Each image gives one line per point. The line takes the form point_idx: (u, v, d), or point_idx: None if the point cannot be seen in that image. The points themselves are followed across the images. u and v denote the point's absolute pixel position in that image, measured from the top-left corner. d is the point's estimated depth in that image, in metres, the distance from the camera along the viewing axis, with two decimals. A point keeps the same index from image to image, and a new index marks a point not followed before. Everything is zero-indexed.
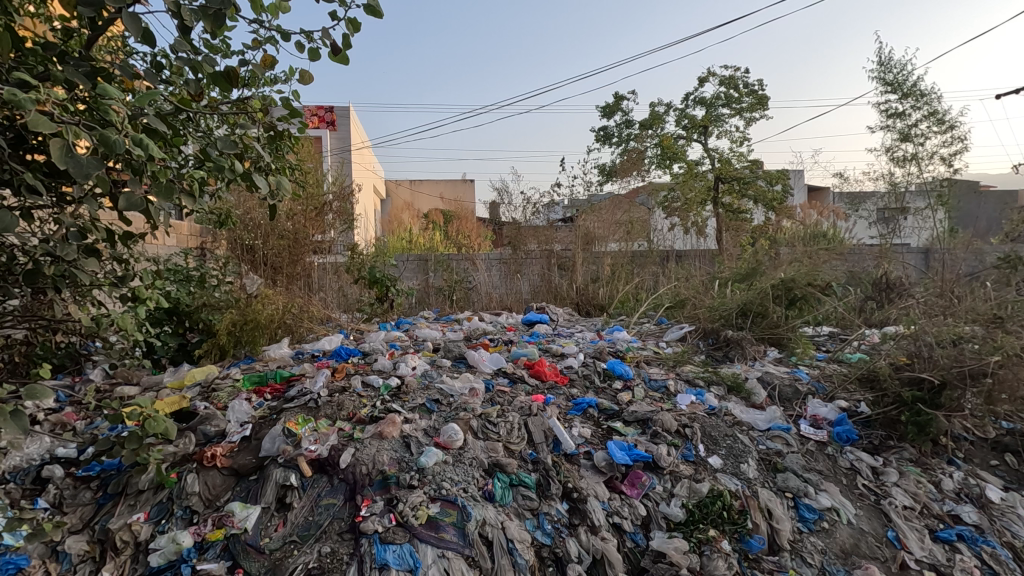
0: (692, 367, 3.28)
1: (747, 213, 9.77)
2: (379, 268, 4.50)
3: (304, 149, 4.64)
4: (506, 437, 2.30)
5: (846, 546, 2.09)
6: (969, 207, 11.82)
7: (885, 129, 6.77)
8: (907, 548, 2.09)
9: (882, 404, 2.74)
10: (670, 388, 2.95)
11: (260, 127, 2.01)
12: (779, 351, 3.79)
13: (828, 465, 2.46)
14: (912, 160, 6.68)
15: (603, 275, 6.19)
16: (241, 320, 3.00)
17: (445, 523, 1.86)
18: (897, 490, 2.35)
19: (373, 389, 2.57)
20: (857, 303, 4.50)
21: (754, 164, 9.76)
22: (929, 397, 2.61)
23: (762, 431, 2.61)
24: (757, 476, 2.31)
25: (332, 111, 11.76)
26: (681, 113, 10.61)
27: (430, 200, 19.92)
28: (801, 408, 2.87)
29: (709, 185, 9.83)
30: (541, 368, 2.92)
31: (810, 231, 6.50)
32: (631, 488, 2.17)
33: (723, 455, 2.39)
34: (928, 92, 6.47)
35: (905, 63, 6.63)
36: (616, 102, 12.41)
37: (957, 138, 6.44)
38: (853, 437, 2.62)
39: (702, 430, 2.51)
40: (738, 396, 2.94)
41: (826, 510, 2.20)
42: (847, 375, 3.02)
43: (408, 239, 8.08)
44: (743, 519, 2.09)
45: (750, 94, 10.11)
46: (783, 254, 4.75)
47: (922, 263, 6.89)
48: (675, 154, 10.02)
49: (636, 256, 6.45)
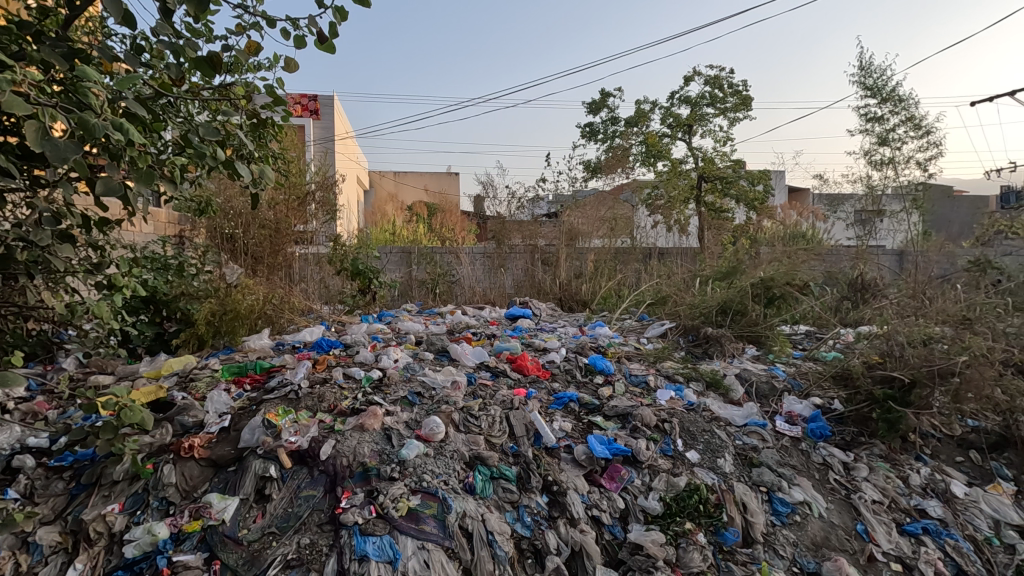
0: (672, 363, 3.30)
1: (729, 211, 9.88)
2: (362, 260, 4.52)
3: (287, 138, 4.57)
4: (488, 430, 2.31)
5: (818, 539, 2.14)
6: (944, 212, 12.11)
7: (864, 133, 6.91)
8: (875, 542, 2.15)
9: (855, 401, 2.81)
10: (650, 384, 2.97)
11: (243, 115, 1.97)
12: (756, 349, 3.85)
13: (802, 461, 2.51)
14: (889, 164, 6.98)
15: (586, 271, 6.23)
16: (220, 310, 2.93)
17: (425, 515, 1.87)
18: (866, 485, 2.41)
19: (354, 380, 2.56)
20: (834, 302, 4.60)
21: (737, 163, 9.89)
22: (900, 395, 2.68)
23: (739, 427, 2.65)
24: (733, 471, 2.35)
25: (316, 99, 11.52)
26: (667, 111, 10.69)
27: (414, 193, 19.75)
28: (777, 404, 2.92)
29: (692, 183, 9.96)
30: (523, 362, 2.93)
31: (790, 232, 6.62)
32: (610, 482, 2.18)
33: (701, 449, 2.43)
34: (907, 97, 6.61)
35: (885, 67, 6.76)
36: (602, 98, 12.40)
37: (932, 144, 6.60)
38: (826, 433, 2.69)
39: (681, 425, 2.54)
40: (717, 392, 2.97)
41: (799, 504, 2.25)
42: (821, 373, 3.08)
43: (391, 232, 8.06)
44: (719, 512, 2.13)
45: (734, 95, 10.20)
46: (763, 253, 4.83)
47: (896, 264, 7.07)
48: (660, 152, 10.13)
49: (619, 252, 6.50)
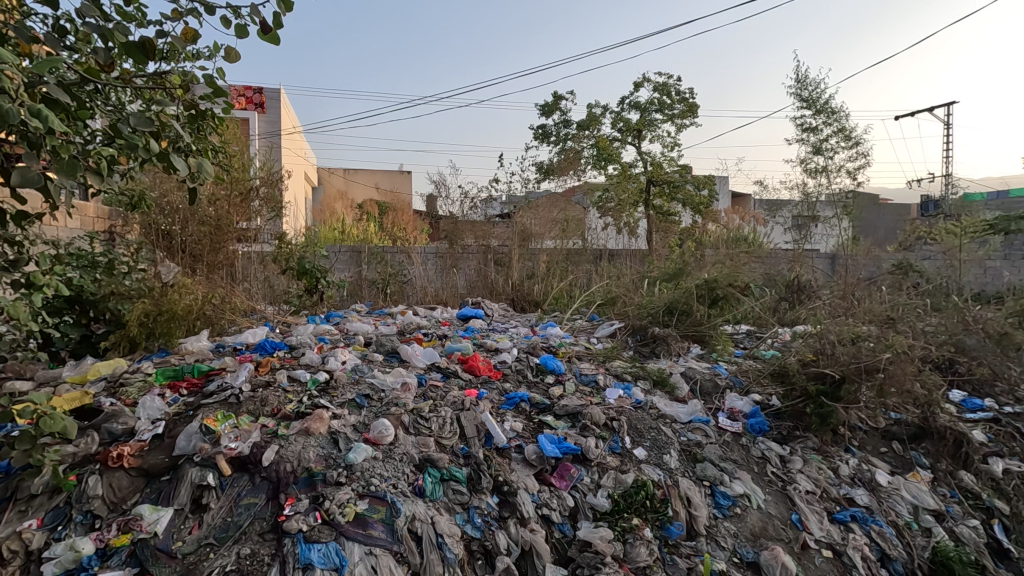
0: (621, 363, 3.37)
1: (676, 215, 10.19)
2: (309, 259, 4.39)
3: (229, 130, 4.38)
4: (438, 432, 2.29)
5: (756, 530, 2.23)
6: (871, 218, 12.92)
7: (800, 142, 7.28)
8: (808, 530, 2.26)
9: (791, 397, 2.95)
10: (600, 383, 3.02)
11: (179, 105, 1.87)
12: (701, 348, 3.98)
13: (742, 455, 2.62)
14: (822, 172, 7.38)
15: (538, 271, 6.27)
16: (154, 311, 2.77)
17: (373, 520, 1.83)
18: (800, 476, 2.54)
19: (299, 383, 2.48)
20: (772, 302, 4.81)
21: (683, 168, 10.22)
22: (831, 390, 2.83)
23: (684, 424, 2.74)
24: (678, 466, 2.42)
25: (261, 92, 11.11)
26: (617, 116, 10.92)
27: (365, 191, 19.35)
28: (719, 401, 3.03)
29: (641, 187, 10.20)
30: (474, 363, 2.92)
31: (732, 235, 6.90)
32: (560, 480, 2.21)
33: (647, 446, 2.49)
34: (838, 109, 7.01)
35: (819, 81, 7.15)
36: (555, 101, 12.52)
37: (861, 154, 7.03)
38: (764, 428, 2.81)
39: (628, 422, 2.59)
40: (663, 390, 3.06)
41: (739, 497, 2.34)
42: (760, 370, 3.22)
43: (340, 231, 7.87)
44: (664, 507, 2.19)
45: (681, 102, 10.53)
46: (707, 255, 5.01)
47: (828, 267, 7.48)
48: (610, 155, 10.33)
49: (571, 254, 6.58)
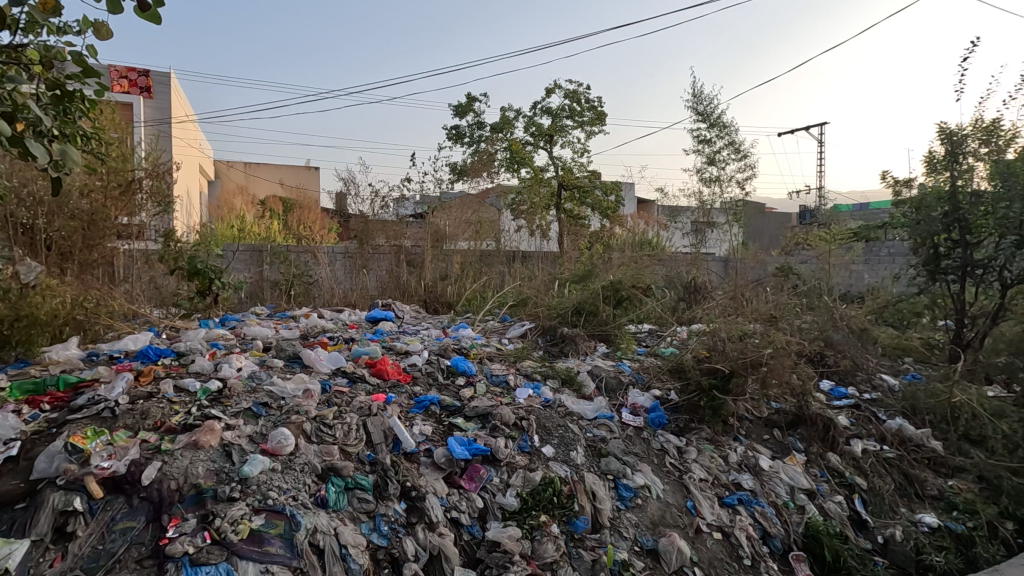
0: (531, 363, 3.42)
1: (585, 219, 10.54)
2: (202, 258, 4.07)
3: (105, 115, 3.92)
4: (343, 440, 2.20)
5: (655, 518, 2.35)
6: (759, 225, 14.11)
7: (696, 153, 7.80)
8: (701, 516, 2.42)
9: (687, 391, 3.15)
10: (510, 383, 3.05)
11: (40, 84, 1.66)
12: (607, 346, 4.14)
13: (644, 448, 2.75)
14: (716, 182, 7.96)
15: (451, 273, 6.22)
16: (12, 316, 2.42)
17: (270, 536, 1.72)
18: (695, 465, 2.71)
19: (187, 393, 2.28)
20: (672, 303, 5.11)
21: (593, 174, 10.60)
22: (722, 383, 3.05)
23: (590, 420, 2.83)
24: (584, 462, 2.50)
25: (147, 76, 10.15)
26: (530, 120, 11.11)
27: (268, 187, 18.26)
28: (623, 398, 3.16)
29: (553, 190, 10.45)
30: (383, 367, 2.84)
31: (637, 239, 7.24)
32: (469, 482, 2.20)
33: (555, 444, 2.55)
34: (729, 124, 7.60)
35: (713, 97, 7.71)
36: (468, 102, 12.51)
37: (748, 166, 7.66)
38: (663, 421, 2.97)
39: (537, 421, 2.64)
40: (571, 389, 3.15)
41: (640, 488, 2.46)
42: (660, 367, 3.40)
43: (239, 228, 7.36)
44: (571, 502, 2.25)
45: (590, 110, 10.93)
46: (613, 258, 5.26)
47: (721, 270, 8.07)
48: (523, 159, 10.49)
49: (484, 255, 6.60)
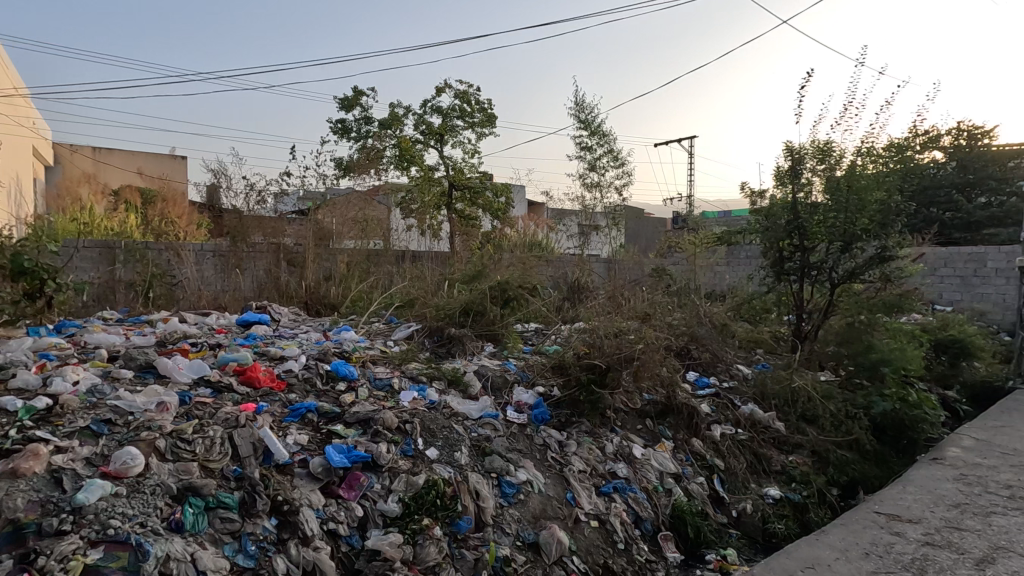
0: (416, 364, 3.37)
1: (477, 220, 10.60)
2: (31, 256, 3.51)
3: None
4: (204, 455, 2.01)
5: (537, 512, 2.42)
6: (637, 228, 15.11)
7: (579, 158, 8.17)
8: (580, 506, 2.53)
9: (568, 387, 3.27)
10: (394, 386, 2.98)
11: None
12: (494, 346, 4.19)
13: (527, 444, 2.81)
14: (596, 187, 8.39)
15: (336, 273, 5.94)
16: None
17: (110, 570, 1.52)
18: (574, 457, 2.83)
19: (5, 414, 1.96)
20: (557, 302, 5.30)
21: (483, 175, 10.69)
22: (599, 378, 3.23)
23: (475, 420, 2.85)
24: (468, 462, 2.51)
25: None
26: (420, 118, 10.95)
27: (122, 176, 16.24)
28: (508, 396, 3.22)
29: (444, 190, 10.38)
30: (253, 374, 2.65)
31: (527, 241, 7.42)
32: (348, 491, 2.12)
33: (439, 446, 2.53)
34: (608, 133, 8.06)
35: (594, 107, 8.13)
36: (355, 96, 12.05)
37: (626, 174, 8.17)
38: (546, 417, 3.07)
39: (421, 424, 2.60)
40: (457, 389, 3.14)
41: (522, 483, 2.52)
42: (544, 364, 3.51)
43: (83, 222, 6.46)
44: (454, 503, 2.23)
45: (481, 111, 11.02)
46: (500, 258, 5.37)
47: (603, 271, 8.52)
48: (413, 157, 10.31)
49: (371, 255, 6.38)
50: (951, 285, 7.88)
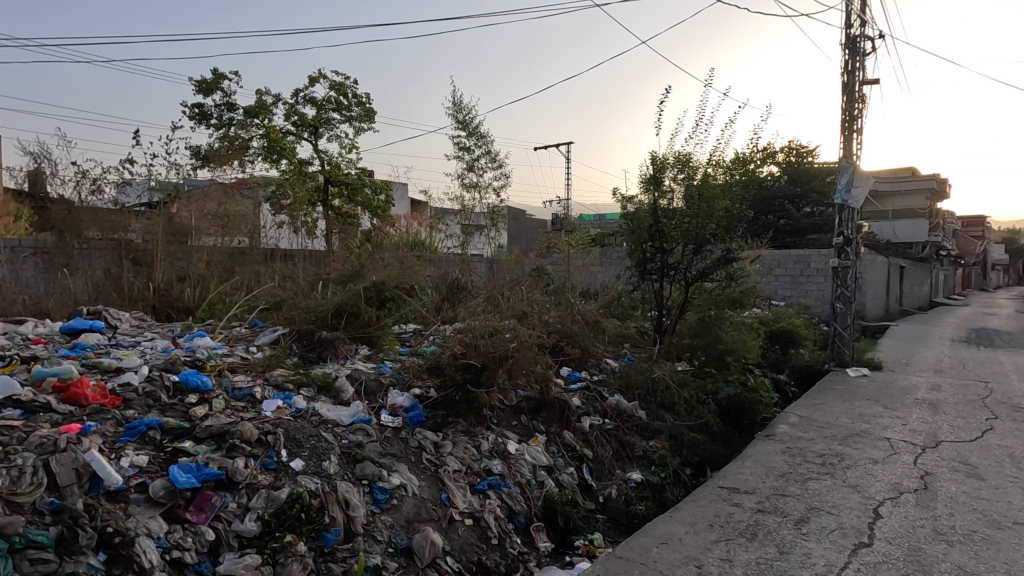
0: (282, 371, 3.15)
1: (355, 217, 10.19)
2: None
3: None
4: (9, 489, 1.72)
5: (410, 516, 2.38)
6: (518, 229, 15.49)
7: (457, 158, 8.19)
8: (454, 505, 2.54)
9: (445, 387, 3.27)
10: (256, 396, 2.76)
11: None
12: (369, 348, 4.06)
13: (401, 447, 2.76)
14: (474, 188, 8.47)
15: (192, 273, 5.37)
16: None
17: None
18: (450, 457, 2.82)
19: None
20: (436, 303, 5.26)
21: (361, 171, 10.31)
22: (475, 377, 3.26)
23: (346, 426, 2.73)
24: (337, 471, 2.39)
25: None
26: (291, 108, 10.28)
27: None
28: (382, 399, 3.13)
29: (318, 186, 9.84)
30: (80, 391, 2.31)
31: (408, 240, 7.27)
32: (197, 514, 1.92)
33: (306, 456, 2.39)
34: (486, 135, 8.16)
35: (471, 108, 8.19)
36: (216, 79, 11.00)
37: (504, 176, 8.34)
38: (421, 419, 3.03)
39: (285, 434, 2.44)
40: (327, 395, 3.00)
41: (396, 488, 2.46)
42: (420, 365, 3.47)
43: None
44: (321, 515, 2.12)
45: (358, 105, 10.61)
46: (378, 258, 5.19)
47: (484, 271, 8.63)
48: (283, 149, 9.67)
49: (234, 253, 5.86)
50: (783, 283, 9.07)
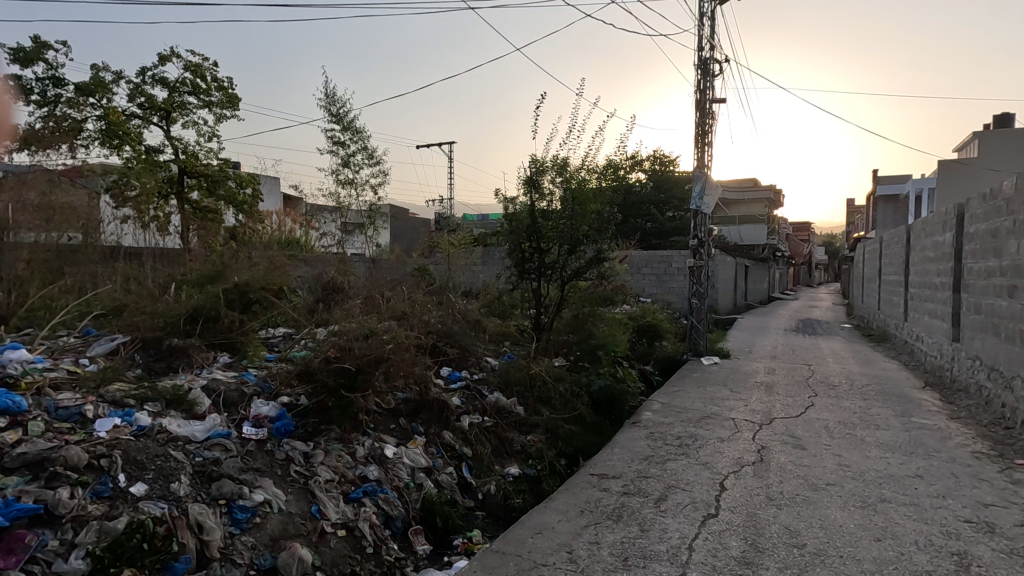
0: (122, 385, 2.79)
1: (217, 212, 9.31)
2: None
3: None
4: None
5: (276, 533, 2.21)
6: (401, 228, 15.15)
7: (331, 153, 7.82)
8: (326, 517, 2.40)
9: (316, 394, 3.10)
10: (87, 415, 2.42)
11: None
12: (231, 356, 3.73)
13: (266, 461, 2.57)
14: (349, 184, 8.14)
15: (5, 274, 4.55)
16: None
17: None
18: (321, 467, 2.67)
19: None
20: (309, 305, 4.98)
21: (224, 163, 9.44)
22: (349, 382, 3.14)
23: (200, 442, 2.49)
24: (188, 492, 2.16)
25: None
26: (136, 88, 9.12)
27: None
28: (244, 410, 2.90)
29: (172, 177, 8.84)
30: None
31: (278, 237, 6.79)
32: (5, 558, 1.66)
33: (150, 479, 2.13)
34: (362, 130, 7.88)
35: (346, 101, 7.86)
36: (38, 49, 9.43)
37: (381, 173, 8.11)
38: (289, 429, 2.84)
39: (124, 456, 2.17)
40: (179, 409, 2.71)
41: (259, 505, 2.27)
42: (289, 372, 3.26)
43: None
44: (167, 543, 1.90)
45: (219, 91, 9.71)
46: (241, 258, 4.77)
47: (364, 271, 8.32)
48: (124, 134, 8.52)
49: (62, 251, 5.07)
50: (649, 281, 9.83)
